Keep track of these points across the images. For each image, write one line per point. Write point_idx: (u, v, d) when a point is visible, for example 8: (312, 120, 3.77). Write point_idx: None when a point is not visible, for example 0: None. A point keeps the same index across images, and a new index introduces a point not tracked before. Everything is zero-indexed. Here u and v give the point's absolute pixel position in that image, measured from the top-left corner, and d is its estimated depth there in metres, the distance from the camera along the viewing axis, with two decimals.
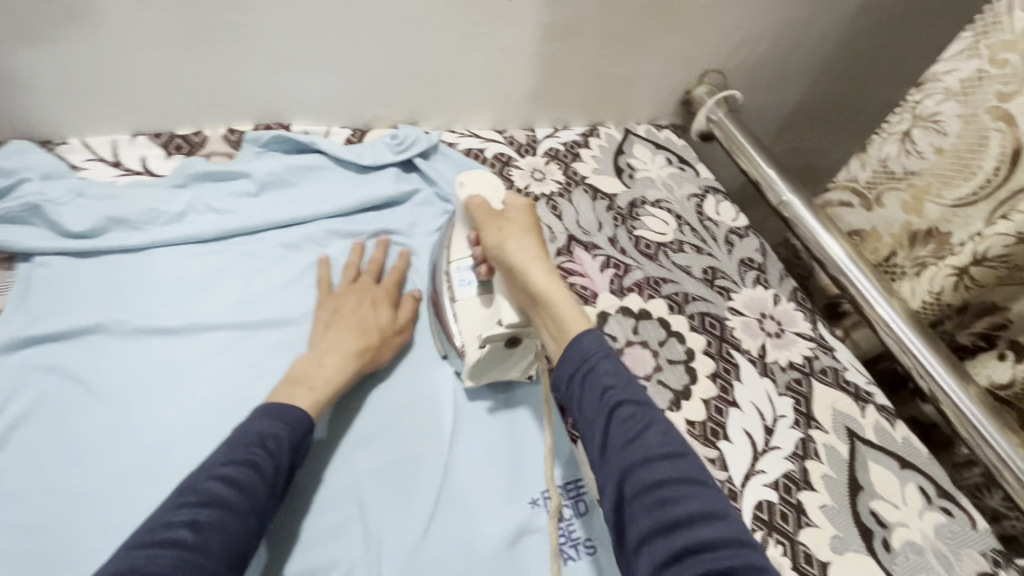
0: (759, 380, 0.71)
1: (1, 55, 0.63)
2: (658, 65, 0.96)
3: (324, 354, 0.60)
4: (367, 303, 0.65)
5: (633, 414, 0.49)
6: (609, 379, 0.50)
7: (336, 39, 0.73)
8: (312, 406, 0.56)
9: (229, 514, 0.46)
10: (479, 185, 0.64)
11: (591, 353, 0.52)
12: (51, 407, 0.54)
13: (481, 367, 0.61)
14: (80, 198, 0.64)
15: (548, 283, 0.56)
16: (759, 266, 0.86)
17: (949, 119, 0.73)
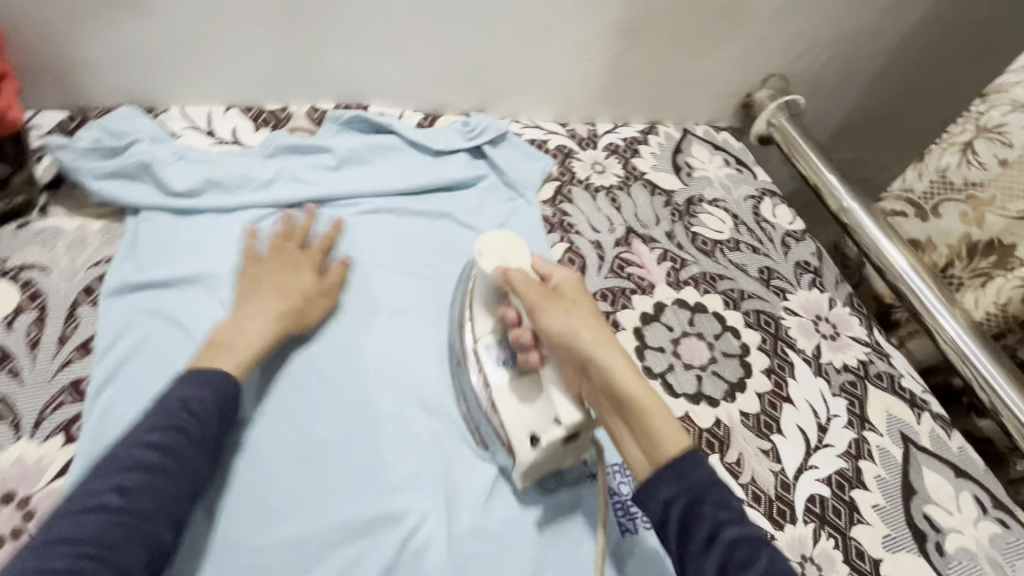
0: (814, 380, 0.72)
1: (123, 26, 0.68)
2: (721, 67, 0.98)
3: (245, 319, 0.58)
4: (285, 271, 0.63)
5: (749, 554, 0.44)
6: (720, 518, 0.45)
7: (421, 25, 0.78)
8: (235, 371, 0.55)
9: (163, 478, 0.47)
10: (503, 253, 0.58)
11: (700, 483, 0.46)
12: (153, 348, 0.57)
13: (536, 462, 0.54)
14: (183, 160, 0.68)
15: (634, 383, 0.50)
16: (815, 270, 0.86)
17: (1014, 130, 0.76)
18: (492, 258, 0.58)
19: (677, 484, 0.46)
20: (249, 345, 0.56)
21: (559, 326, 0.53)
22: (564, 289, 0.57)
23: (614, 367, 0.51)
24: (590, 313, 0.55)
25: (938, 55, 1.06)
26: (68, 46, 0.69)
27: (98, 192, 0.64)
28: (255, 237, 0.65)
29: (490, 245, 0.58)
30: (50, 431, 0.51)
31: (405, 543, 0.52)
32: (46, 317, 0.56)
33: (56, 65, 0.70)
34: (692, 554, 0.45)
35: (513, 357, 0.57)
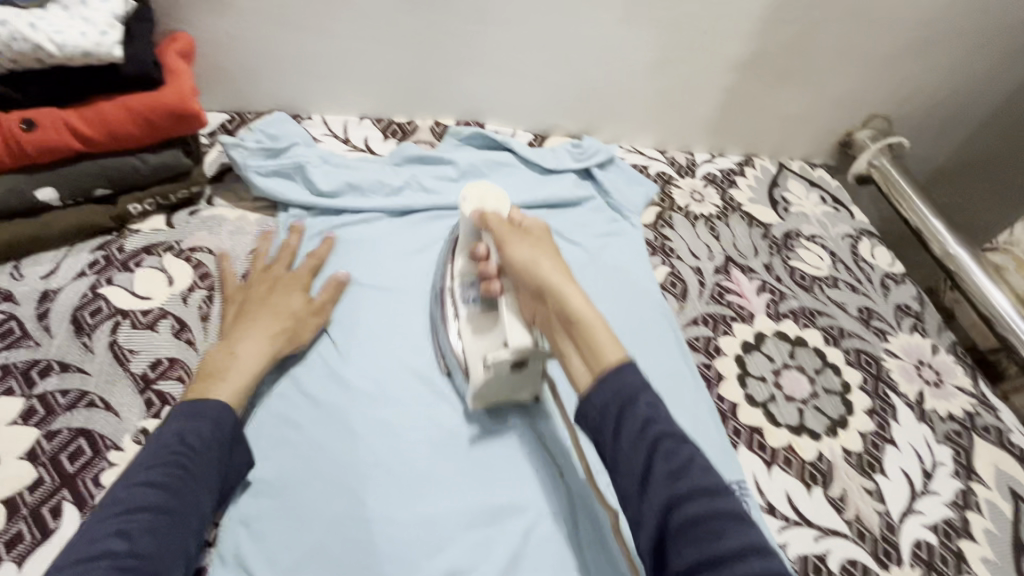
0: (917, 425, 0.71)
1: (289, 41, 0.77)
2: (824, 105, 0.99)
3: (236, 344, 0.56)
4: (270, 294, 0.61)
5: (675, 446, 0.44)
6: (651, 411, 0.45)
7: (547, 52, 0.84)
8: (230, 398, 0.53)
9: (169, 518, 0.45)
10: (483, 200, 0.61)
11: (632, 385, 0.47)
12: None
13: (487, 386, 0.58)
14: (328, 164, 0.75)
15: (584, 306, 0.52)
16: (916, 314, 0.85)
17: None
18: (474, 203, 0.61)
19: (606, 390, 0.47)
20: (242, 371, 0.54)
21: (518, 255, 0.56)
22: (531, 225, 0.59)
23: (564, 291, 0.52)
24: (551, 249, 0.58)
25: None
26: (239, 55, 0.77)
27: (259, 188, 0.71)
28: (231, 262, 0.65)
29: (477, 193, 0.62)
30: None
31: (524, 539, 0.54)
32: (214, 297, 0.63)
33: (224, 69, 0.77)
34: (619, 450, 0.45)
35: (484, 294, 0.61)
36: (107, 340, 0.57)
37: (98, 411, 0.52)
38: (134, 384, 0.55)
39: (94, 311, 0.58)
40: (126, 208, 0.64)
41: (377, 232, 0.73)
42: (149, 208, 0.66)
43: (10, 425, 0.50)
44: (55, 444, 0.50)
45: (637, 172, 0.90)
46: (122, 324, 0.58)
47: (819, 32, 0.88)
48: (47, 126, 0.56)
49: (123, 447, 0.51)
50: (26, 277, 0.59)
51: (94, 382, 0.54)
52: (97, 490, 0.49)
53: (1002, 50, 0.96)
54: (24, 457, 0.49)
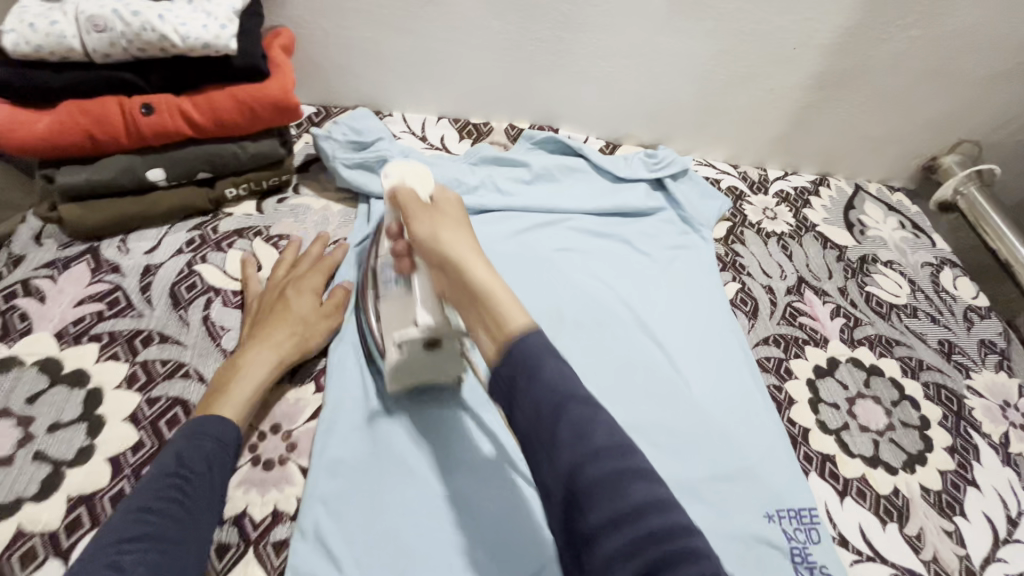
0: (1002, 469, 0.67)
1: (380, 40, 0.79)
2: (910, 126, 0.95)
3: (242, 357, 0.55)
4: (281, 297, 0.60)
5: (580, 413, 0.39)
6: (556, 376, 0.41)
7: (629, 62, 0.84)
8: (233, 412, 0.51)
9: (172, 546, 0.42)
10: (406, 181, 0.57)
11: (534, 351, 0.42)
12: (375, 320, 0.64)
13: (402, 365, 0.54)
14: (408, 159, 0.77)
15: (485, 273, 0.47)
16: (1002, 351, 0.81)
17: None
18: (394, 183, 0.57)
19: (512, 354, 0.42)
20: (247, 383, 0.53)
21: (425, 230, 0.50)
22: (441, 202, 0.53)
23: (465, 259, 0.47)
24: (461, 220, 0.52)
25: None
26: (331, 51, 0.80)
27: (344, 179, 0.73)
28: (254, 266, 0.64)
29: (400, 173, 0.58)
30: (306, 378, 0.59)
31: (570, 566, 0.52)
32: None
33: (316, 64, 0.81)
34: (530, 423, 0.40)
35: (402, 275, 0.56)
36: (201, 315, 0.60)
37: (193, 382, 0.55)
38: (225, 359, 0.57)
39: (189, 287, 0.62)
40: (223, 191, 0.68)
41: None
42: (243, 193, 0.69)
43: (116, 389, 0.53)
44: (155, 411, 0.53)
45: (709, 185, 0.88)
46: (215, 300, 0.61)
47: (914, 51, 0.85)
48: (164, 111, 0.60)
49: None
50: (132, 251, 0.63)
51: (191, 354, 0.57)
52: None
53: None
54: (128, 419, 0.52)
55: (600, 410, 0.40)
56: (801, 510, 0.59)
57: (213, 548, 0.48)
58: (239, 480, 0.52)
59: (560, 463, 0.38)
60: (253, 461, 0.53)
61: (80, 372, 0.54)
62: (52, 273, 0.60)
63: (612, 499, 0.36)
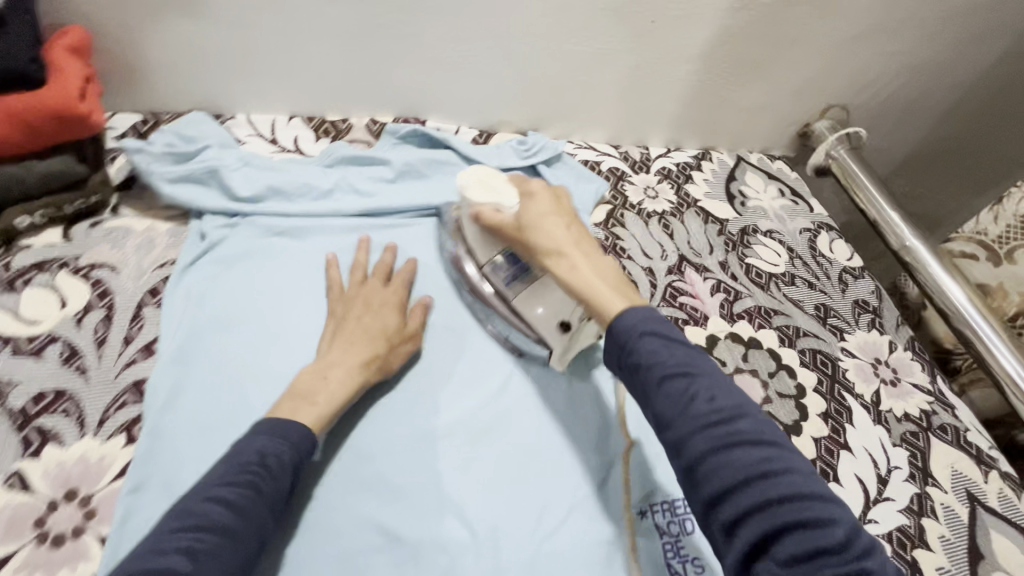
0: (873, 427, 0.69)
1: (199, 35, 0.70)
2: (782, 96, 0.95)
3: (328, 366, 0.56)
4: (377, 311, 0.61)
5: (676, 382, 0.44)
6: (650, 353, 0.45)
7: (485, 44, 0.78)
8: (315, 422, 0.52)
9: (230, 542, 0.42)
10: (486, 183, 0.60)
11: (636, 328, 0.46)
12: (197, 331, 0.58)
13: (570, 346, 0.61)
14: (247, 167, 0.70)
15: (595, 274, 0.51)
16: (874, 309, 0.83)
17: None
18: (477, 189, 0.60)
19: (615, 336, 0.48)
20: (331, 396, 0.54)
21: (547, 238, 0.54)
22: (535, 196, 0.57)
23: (575, 261, 0.52)
24: (565, 214, 0.56)
25: (1012, 100, 1.01)
26: (143, 49, 0.70)
27: (168, 196, 0.66)
28: (336, 269, 0.65)
29: (474, 176, 0.61)
30: (112, 431, 0.50)
31: None
32: (113, 318, 0.57)
33: (131, 66, 0.71)
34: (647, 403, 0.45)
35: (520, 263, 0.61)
36: None
37: None
38: (10, 421, 0.49)
39: None
40: (14, 222, 0.58)
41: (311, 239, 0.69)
42: (42, 220, 0.60)
43: None
44: None
45: (585, 167, 0.86)
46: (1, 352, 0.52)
47: (775, 18, 0.83)
48: None
49: None
50: None
51: None
52: None
53: (965, 35, 0.91)
54: None
55: (706, 383, 0.44)
56: (673, 503, 0.56)
57: None
58: (18, 566, 0.43)
59: (669, 438, 0.43)
60: (39, 540, 0.44)
61: None
62: None
63: (720, 470, 0.40)
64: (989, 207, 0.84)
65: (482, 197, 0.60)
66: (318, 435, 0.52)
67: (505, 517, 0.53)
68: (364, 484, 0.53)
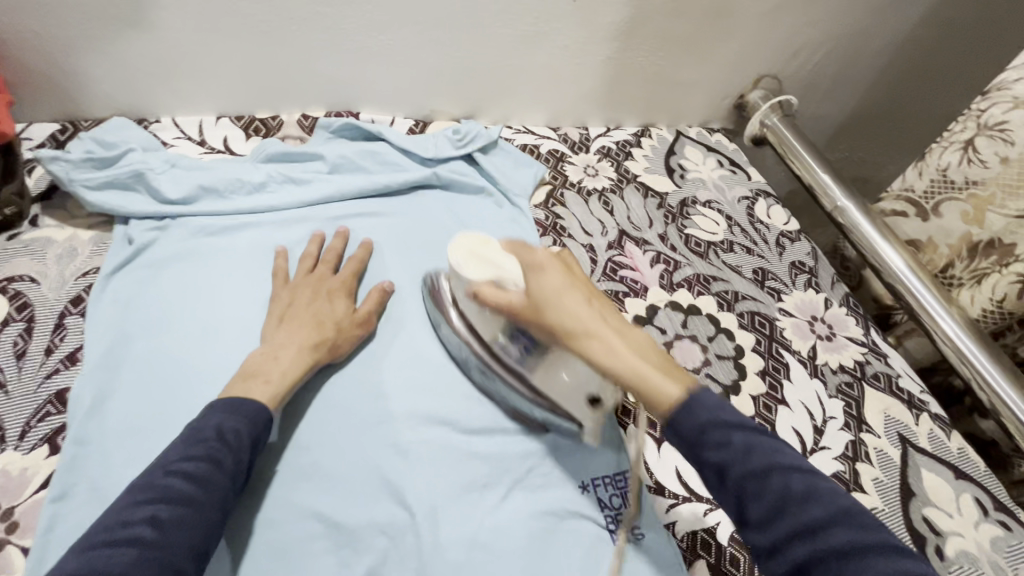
0: (810, 381, 0.71)
1: (109, 39, 0.68)
2: (714, 69, 0.97)
3: (278, 348, 0.56)
4: (329, 297, 0.62)
5: (761, 484, 0.40)
6: (727, 453, 0.41)
7: (408, 32, 0.78)
8: (270, 400, 0.52)
9: (193, 512, 0.42)
10: (479, 255, 0.56)
11: (703, 421, 0.42)
12: (127, 334, 0.57)
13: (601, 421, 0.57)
14: (174, 168, 0.68)
15: (638, 358, 0.46)
16: (810, 270, 0.85)
17: (1017, 127, 0.74)
18: (472, 264, 0.56)
19: (681, 436, 0.43)
20: (282, 375, 0.54)
21: (577, 323, 0.48)
22: (540, 272, 0.49)
23: (612, 347, 0.47)
24: (579, 292, 0.49)
25: (931, 62, 1.05)
26: (53, 57, 0.68)
27: (92, 204, 0.64)
28: (285, 259, 0.65)
29: (466, 249, 0.57)
30: (34, 443, 0.50)
31: None
32: (34, 329, 0.56)
33: (43, 74, 0.70)
34: (734, 502, 0.41)
35: (531, 341, 0.54)
36: None
37: None
38: None
39: None
40: None
41: (251, 232, 0.68)
42: None
43: None
44: None
45: (523, 152, 0.87)
46: None
47: None
48: None
49: None
50: None
51: None
52: None
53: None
54: None
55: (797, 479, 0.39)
56: (616, 474, 0.58)
57: None
58: None
59: (761, 542, 0.40)
60: None
61: None
62: None
63: None
64: (914, 164, 0.88)
65: (477, 273, 0.55)
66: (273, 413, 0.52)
67: (445, 495, 0.54)
68: (305, 474, 0.53)
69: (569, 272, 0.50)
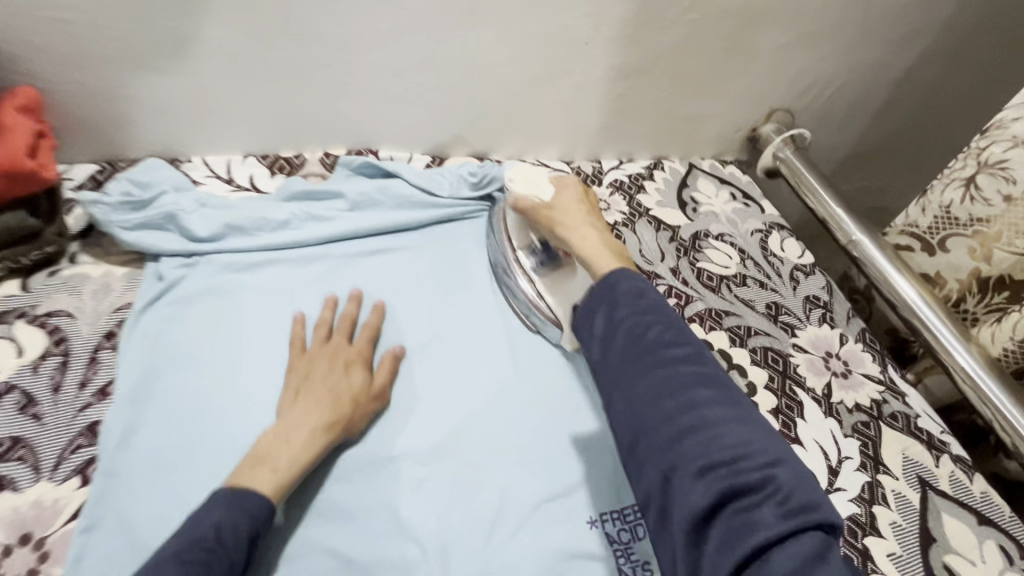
0: (824, 419, 0.70)
1: (147, 87, 0.73)
2: (725, 104, 0.99)
3: (291, 428, 0.55)
4: (346, 367, 0.62)
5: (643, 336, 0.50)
6: (626, 313, 0.51)
7: (424, 76, 0.81)
8: (273, 490, 0.52)
9: None
10: (529, 180, 0.70)
11: (617, 289, 0.53)
12: (156, 368, 0.59)
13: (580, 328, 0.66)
14: (204, 208, 0.72)
15: (597, 244, 0.61)
16: (825, 304, 0.84)
17: (1016, 167, 0.73)
18: (521, 184, 0.70)
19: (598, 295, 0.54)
20: (293, 454, 0.53)
21: (572, 222, 0.65)
22: (561, 194, 0.69)
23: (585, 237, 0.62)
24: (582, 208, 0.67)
25: (939, 95, 1.06)
26: (96, 105, 0.73)
27: (127, 242, 0.67)
28: (301, 327, 0.64)
29: (521, 174, 0.71)
30: (66, 474, 0.52)
31: None
32: (69, 362, 0.59)
33: (85, 119, 0.74)
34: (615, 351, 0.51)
35: (549, 253, 0.71)
36: None
37: None
38: None
39: None
40: None
41: (277, 270, 0.71)
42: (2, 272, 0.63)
43: None
44: None
45: None
46: None
47: (705, 33, 0.86)
48: None
49: None
50: None
51: None
52: None
53: (894, 35, 0.94)
54: None
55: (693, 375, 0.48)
56: (624, 509, 0.59)
57: None
58: None
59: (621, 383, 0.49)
60: None
61: None
62: None
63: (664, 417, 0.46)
64: (917, 200, 0.87)
65: (523, 187, 0.70)
66: (276, 503, 0.51)
67: (455, 533, 0.55)
68: (320, 511, 0.55)
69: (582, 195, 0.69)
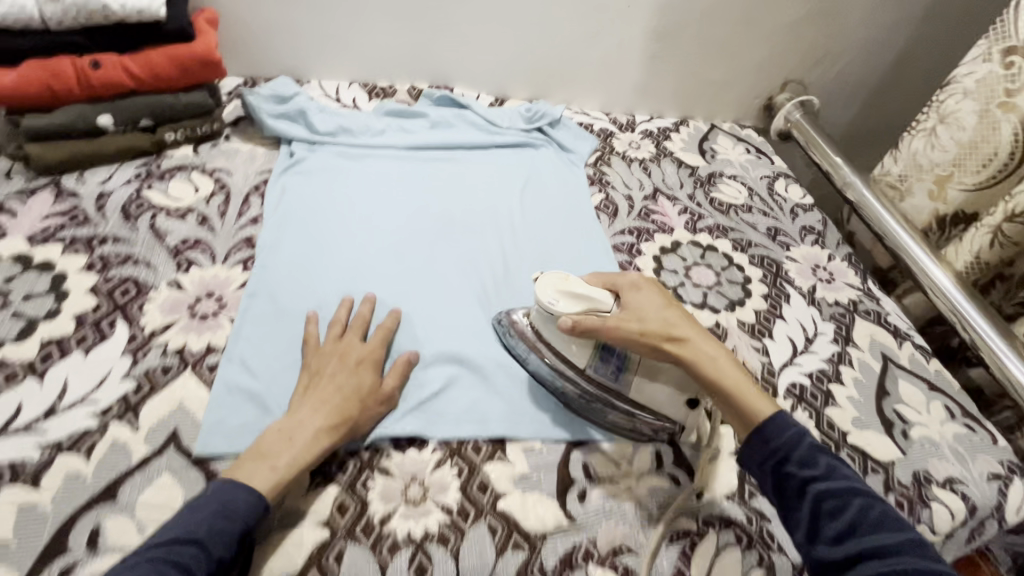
0: (807, 307, 0.85)
1: (288, 17, 0.95)
2: (745, 72, 1.16)
3: (295, 427, 0.54)
4: (355, 371, 0.60)
5: (835, 497, 0.49)
6: (809, 471, 0.51)
7: (495, 25, 1.01)
8: (270, 488, 0.51)
9: None
10: (572, 293, 0.61)
11: (788, 436, 0.53)
12: (291, 209, 0.80)
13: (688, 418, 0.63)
14: (324, 112, 0.93)
15: (734, 373, 0.58)
16: (819, 232, 1.00)
17: (965, 114, 0.88)
18: (569, 302, 0.61)
19: (770, 449, 0.53)
20: (297, 454, 0.53)
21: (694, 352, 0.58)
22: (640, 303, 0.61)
23: (713, 366, 0.58)
24: (678, 320, 0.60)
25: (932, 75, 1.22)
26: (249, 30, 0.96)
27: (269, 127, 0.89)
28: (315, 325, 0.65)
29: (553, 285, 0.62)
30: (234, 262, 0.72)
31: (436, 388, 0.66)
32: (231, 199, 0.80)
33: (239, 41, 0.97)
34: (807, 517, 0.50)
35: (619, 355, 0.61)
36: (148, 223, 0.74)
37: (141, 267, 0.69)
38: (169, 252, 0.71)
39: (138, 205, 0.75)
40: (163, 136, 0.82)
41: (376, 160, 0.92)
42: (181, 138, 0.84)
43: (79, 273, 0.66)
44: (110, 285, 0.66)
45: (582, 129, 1.08)
46: (159, 214, 0.75)
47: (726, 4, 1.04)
48: (109, 66, 0.75)
49: (159, 289, 0.67)
50: (88, 182, 0.77)
51: (140, 248, 0.71)
52: (143, 314, 0.64)
53: (893, 19, 1.11)
54: (90, 290, 0.65)
55: (909, 556, 0.45)
56: None
57: (156, 369, 0.60)
58: (178, 328, 0.64)
59: (824, 555, 0.48)
60: (191, 315, 0.65)
61: (47, 263, 0.67)
62: (21, 198, 0.73)
63: None
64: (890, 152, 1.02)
65: (572, 306, 0.60)
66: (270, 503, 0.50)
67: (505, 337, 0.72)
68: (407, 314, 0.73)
69: (661, 295, 0.62)
